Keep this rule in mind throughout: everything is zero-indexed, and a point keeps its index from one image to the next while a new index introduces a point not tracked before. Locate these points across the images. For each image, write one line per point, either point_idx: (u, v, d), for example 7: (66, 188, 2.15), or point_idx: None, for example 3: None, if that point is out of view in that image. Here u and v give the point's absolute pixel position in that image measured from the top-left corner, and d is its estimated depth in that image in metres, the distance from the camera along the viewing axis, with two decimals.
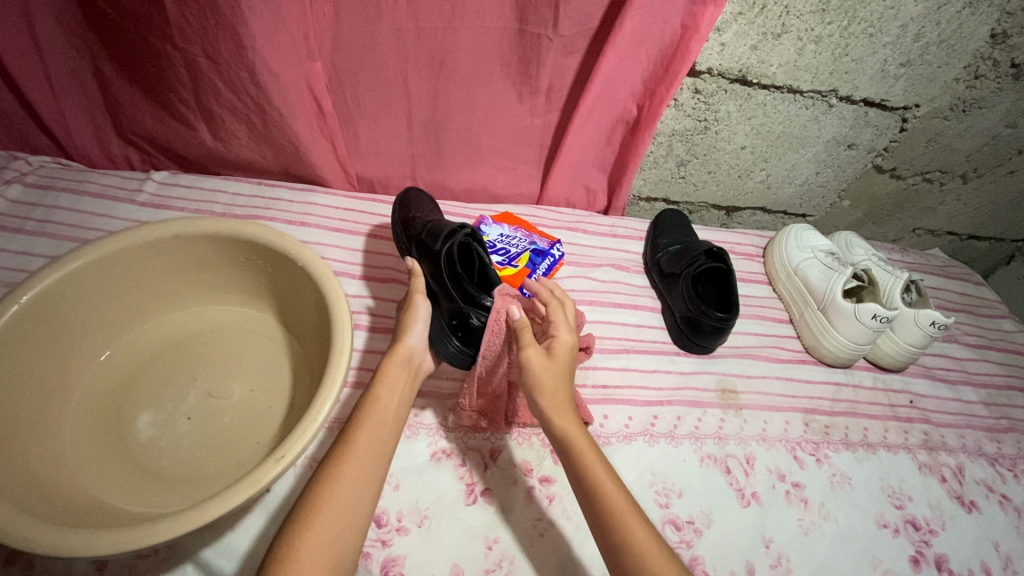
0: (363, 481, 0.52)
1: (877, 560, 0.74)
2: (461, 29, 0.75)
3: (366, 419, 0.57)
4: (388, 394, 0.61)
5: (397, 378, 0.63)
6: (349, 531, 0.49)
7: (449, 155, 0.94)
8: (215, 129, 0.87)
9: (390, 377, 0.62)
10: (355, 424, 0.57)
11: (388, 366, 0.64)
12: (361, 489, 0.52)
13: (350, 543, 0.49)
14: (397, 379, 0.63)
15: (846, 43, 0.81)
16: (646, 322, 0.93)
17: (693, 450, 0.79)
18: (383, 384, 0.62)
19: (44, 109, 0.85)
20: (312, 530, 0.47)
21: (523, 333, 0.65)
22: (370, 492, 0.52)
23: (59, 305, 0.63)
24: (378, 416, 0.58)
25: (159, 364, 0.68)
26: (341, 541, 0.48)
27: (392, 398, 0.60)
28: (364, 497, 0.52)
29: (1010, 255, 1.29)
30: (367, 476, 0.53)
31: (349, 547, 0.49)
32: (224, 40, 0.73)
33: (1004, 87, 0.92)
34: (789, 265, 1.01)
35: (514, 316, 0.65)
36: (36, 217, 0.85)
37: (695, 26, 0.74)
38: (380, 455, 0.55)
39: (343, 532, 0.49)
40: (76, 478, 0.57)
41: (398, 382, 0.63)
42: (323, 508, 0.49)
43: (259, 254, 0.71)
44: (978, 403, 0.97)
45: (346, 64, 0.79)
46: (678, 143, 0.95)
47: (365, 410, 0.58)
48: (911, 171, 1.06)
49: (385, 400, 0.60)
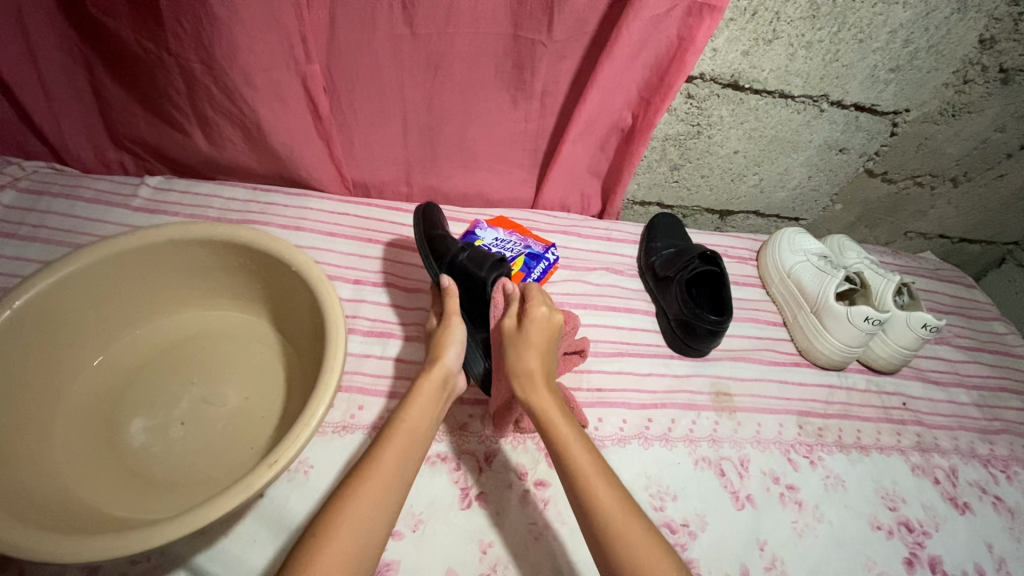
0: (383, 498, 0.52)
1: (871, 562, 0.75)
2: (455, 35, 0.75)
3: (392, 435, 0.57)
4: (418, 412, 0.60)
5: (430, 397, 0.62)
6: (364, 549, 0.48)
7: (444, 159, 0.94)
8: (210, 134, 0.88)
9: (425, 397, 0.62)
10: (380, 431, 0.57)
11: (428, 386, 0.63)
12: (380, 507, 0.51)
13: (366, 561, 0.48)
14: (431, 398, 0.62)
15: (836, 49, 0.82)
16: (640, 325, 0.93)
17: (688, 453, 0.79)
18: (413, 402, 0.61)
19: (39, 115, 0.85)
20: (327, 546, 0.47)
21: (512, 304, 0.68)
22: (389, 507, 0.52)
23: (53, 310, 0.63)
24: (406, 432, 0.57)
25: (153, 369, 0.68)
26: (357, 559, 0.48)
27: (418, 415, 0.60)
28: (382, 515, 0.51)
29: (1001, 258, 1.30)
30: (387, 494, 0.52)
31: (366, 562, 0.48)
32: (220, 45, 0.74)
33: (993, 92, 0.93)
34: (782, 269, 1.01)
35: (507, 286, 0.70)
36: (29, 222, 0.85)
37: (690, 38, 0.75)
38: (403, 471, 0.55)
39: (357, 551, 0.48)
40: (67, 484, 0.57)
41: (429, 399, 0.62)
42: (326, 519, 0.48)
43: (253, 258, 0.71)
44: (970, 405, 0.97)
45: (341, 70, 0.79)
46: (671, 147, 0.96)
47: (391, 427, 0.58)
48: (902, 174, 1.07)
49: (410, 415, 0.59)
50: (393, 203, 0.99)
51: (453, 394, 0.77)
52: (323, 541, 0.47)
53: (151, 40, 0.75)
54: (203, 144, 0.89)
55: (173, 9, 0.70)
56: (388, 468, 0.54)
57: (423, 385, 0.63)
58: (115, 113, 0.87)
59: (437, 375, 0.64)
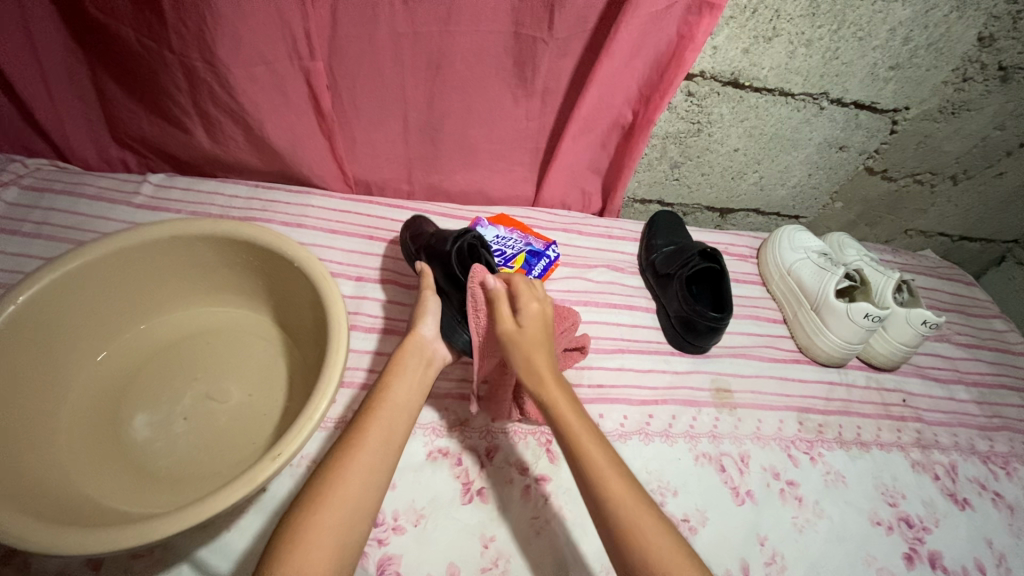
0: (372, 468, 0.53)
1: (871, 557, 0.75)
2: (457, 33, 0.75)
3: (379, 408, 0.58)
4: (401, 382, 0.62)
5: (409, 367, 0.64)
6: (353, 519, 0.49)
7: (446, 157, 0.94)
8: (212, 132, 0.88)
9: (401, 366, 0.64)
10: (365, 415, 0.57)
11: (404, 354, 0.65)
12: (368, 478, 0.52)
13: (355, 532, 0.49)
14: (408, 367, 0.64)
15: (835, 47, 0.83)
16: (641, 322, 0.93)
17: (688, 449, 0.80)
18: (394, 373, 0.63)
19: (41, 112, 0.85)
20: (319, 518, 0.48)
21: (500, 303, 0.66)
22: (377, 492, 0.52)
23: (57, 306, 0.63)
24: (391, 405, 0.59)
25: (155, 365, 0.69)
26: (346, 528, 0.48)
27: (403, 387, 0.61)
28: (371, 486, 0.52)
29: (1001, 256, 1.31)
30: (374, 464, 0.53)
31: (355, 532, 0.49)
32: (223, 42, 0.74)
33: (992, 89, 0.93)
34: (782, 266, 1.01)
35: (492, 286, 0.66)
36: (32, 219, 0.85)
37: (690, 36, 0.75)
38: (389, 442, 0.56)
39: (346, 521, 0.49)
40: (70, 478, 0.57)
41: (412, 371, 0.64)
42: (326, 509, 0.48)
43: (256, 255, 0.71)
44: (970, 401, 0.98)
45: (343, 67, 0.79)
46: (672, 145, 0.96)
47: (376, 399, 0.59)
48: (902, 172, 1.07)
49: (395, 388, 0.61)
50: (394, 201, 0.99)
51: (455, 390, 0.77)
52: (312, 512, 0.48)
53: (154, 39, 0.75)
54: (205, 142, 0.90)
55: (175, 6, 0.70)
56: (375, 439, 0.55)
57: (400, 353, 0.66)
58: (117, 111, 0.87)
59: (415, 346, 0.67)
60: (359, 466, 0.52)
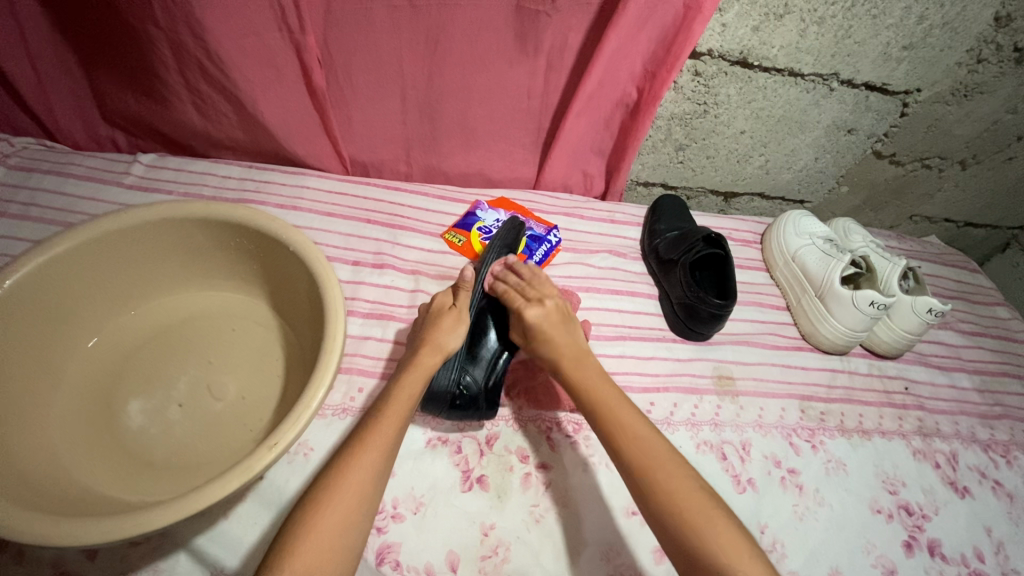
0: (366, 476, 0.51)
1: (871, 545, 0.75)
2: (456, 8, 0.72)
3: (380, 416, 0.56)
4: (418, 381, 0.61)
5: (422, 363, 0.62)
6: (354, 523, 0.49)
7: (444, 137, 0.92)
8: (203, 108, 0.86)
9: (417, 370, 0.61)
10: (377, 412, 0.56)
11: (430, 364, 0.62)
12: (369, 481, 0.51)
13: (347, 549, 0.48)
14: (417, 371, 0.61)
15: (849, 25, 0.80)
16: (643, 309, 0.92)
17: (690, 436, 0.79)
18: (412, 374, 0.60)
19: (26, 89, 0.82)
20: (311, 529, 0.47)
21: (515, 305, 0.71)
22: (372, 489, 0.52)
23: (48, 288, 0.61)
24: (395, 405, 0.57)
25: (150, 350, 0.67)
26: (339, 545, 0.47)
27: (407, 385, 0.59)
28: (370, 489, 0.51)
29: (1006, 243, 1.29)
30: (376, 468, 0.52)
31: (352, 543, 0.48)
32: (211, 13, 0.71)
33: (1006, 71, 0.90)
34: (787, 251, 1.00)
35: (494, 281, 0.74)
36: (18, 200, 0.83)
37: (697, 6, 0.71)
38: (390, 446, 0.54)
39: (335, 537, 0.47)
40: (61, 464, 0.56)
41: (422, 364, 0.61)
42: (325, 506, 0.48)
43: (250, 238, 0.69)
44: (972, 390, 0.97)
45: (339, 42, 0.76)
46: (677, 127, 0.94)
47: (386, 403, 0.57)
48: (910, 156, 1.05)
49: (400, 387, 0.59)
50: (392, 182, 0.97)
51: None
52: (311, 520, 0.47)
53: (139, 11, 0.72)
54: (195, 119, 0.87)
55: None
56: (375, 447, 0.53)
57: (423, 363, 0.62)
58: (103, 90, 0.85)
59: (434, 355, 0.63)
60: (360, 468, 0.51)
